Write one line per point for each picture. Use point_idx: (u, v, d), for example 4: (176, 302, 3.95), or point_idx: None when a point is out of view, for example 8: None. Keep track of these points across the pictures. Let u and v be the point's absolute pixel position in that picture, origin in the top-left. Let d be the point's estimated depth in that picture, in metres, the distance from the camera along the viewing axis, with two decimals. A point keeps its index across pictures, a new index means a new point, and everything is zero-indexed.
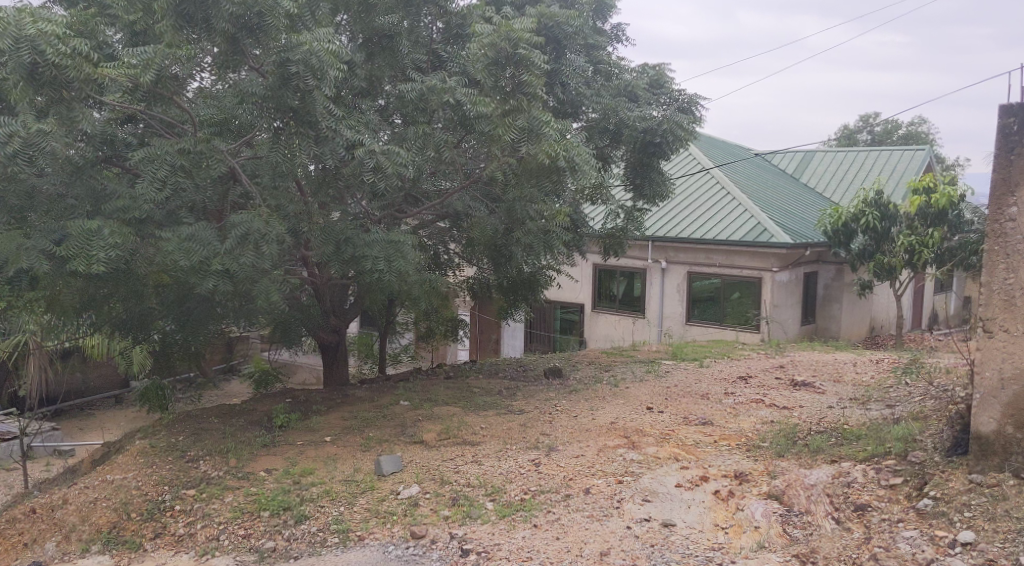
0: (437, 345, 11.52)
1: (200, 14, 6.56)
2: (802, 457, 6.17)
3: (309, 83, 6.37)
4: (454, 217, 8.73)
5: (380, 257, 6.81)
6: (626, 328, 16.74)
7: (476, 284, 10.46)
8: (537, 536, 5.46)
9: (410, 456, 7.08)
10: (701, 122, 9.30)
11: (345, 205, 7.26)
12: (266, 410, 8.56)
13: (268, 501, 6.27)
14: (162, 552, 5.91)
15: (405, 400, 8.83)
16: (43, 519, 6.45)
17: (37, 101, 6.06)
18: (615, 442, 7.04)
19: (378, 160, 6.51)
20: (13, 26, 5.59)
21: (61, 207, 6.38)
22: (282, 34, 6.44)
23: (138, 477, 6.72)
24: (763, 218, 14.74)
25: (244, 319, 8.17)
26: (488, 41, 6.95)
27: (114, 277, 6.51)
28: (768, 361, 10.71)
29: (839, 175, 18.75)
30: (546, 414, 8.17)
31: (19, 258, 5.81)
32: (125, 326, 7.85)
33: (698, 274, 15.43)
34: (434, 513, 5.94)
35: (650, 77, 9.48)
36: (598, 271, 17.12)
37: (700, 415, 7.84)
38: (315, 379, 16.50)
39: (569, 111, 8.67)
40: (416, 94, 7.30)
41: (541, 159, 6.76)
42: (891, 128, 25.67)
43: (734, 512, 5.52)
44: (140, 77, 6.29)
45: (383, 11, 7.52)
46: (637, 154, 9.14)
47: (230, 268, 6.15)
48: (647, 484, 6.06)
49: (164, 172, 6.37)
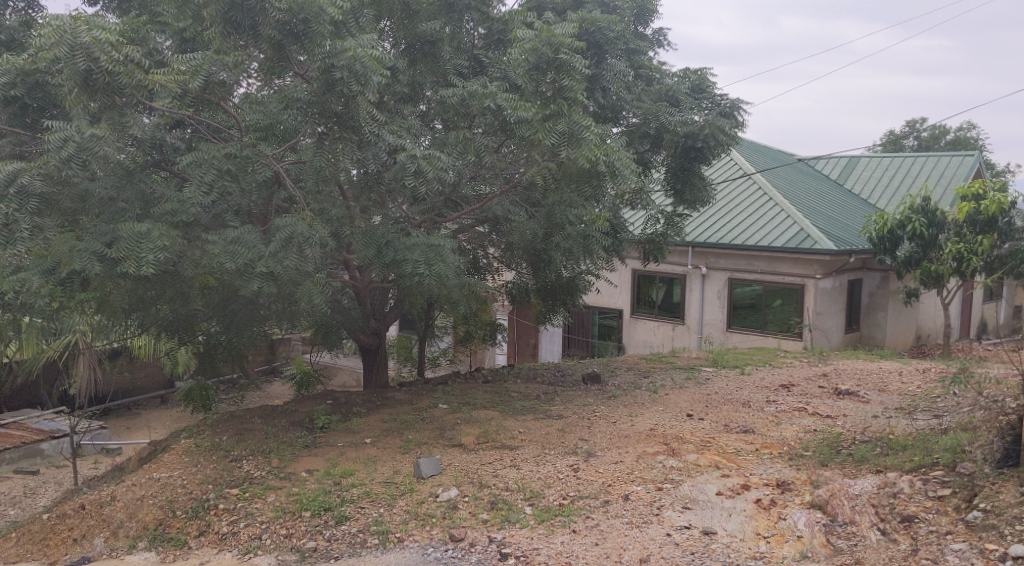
0: (476, 349, 11.52)
1: (248, 20, 6.64)
2: (846, 466, 6.11)
3: (353, 89, 6.52)
4: (494, 221, 8.69)
5: (421, 261, 6.89)
6: (665, 335, 16.62)
7: (515, 288, 10.44)
8: (575, 541, 5.46)
9: (449, 458, 7.11)
10: (744, 127, 9.10)
11: (386, 210, 7.33)
12: (308, 411, 8.67)
13: (310, 500, 6.36)
14: (206, 550, 6.00)
15: (444, 403, 8.86)
16: (92, 515, 6.59)
17: (90, 106, 6.26)
18: (654, 449, 7.01)
19: (420, 164, 6.57)
20: (69, 34, 5.88)
21: (112, 210, 6.44)
22: (327, 40, 6.58)
23: (183, 476, 6.88)
24: (807, 224, 14.50)
25: (287, 322, 8.23)
26: (529, 46, 7.03)
27: (163, 278, 6.65)
28: (811, 370, 10.56)
29: (884, 182, 18.43)
30: (585, 419, 8.15)
31: (71, 259, 5.99)
32: (173, 326, 8.01)
33: (740, 280, 15.26)
34: (473, 516, 5.98)
35: (691, 81, 9.32)
36: (637, 276, 17.06)
37: (742, 423, 7.76)
38: (356, 381, 16.63)
39: (610, 115, 8.57)
40: (457, 99, 7.32)
41: (582, 163, 6.80)
42: (940, 133, 25.14)
43: (776, 521, 5.46)
44: (189, 83, 6.44)
45: (426, 17, 7.61)
46: (678, 159, 9.04)
47: (275, 270, 6.26)
48: (687, 491, 6.02)
49: (211, 176, 6.52)
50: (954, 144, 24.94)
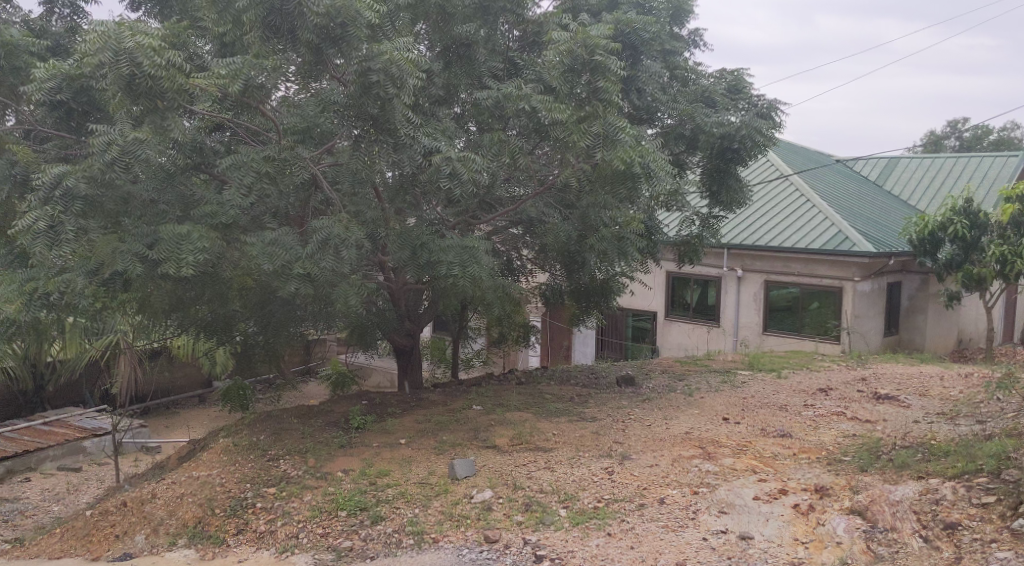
0: (509, 350, 11.54)
1: (287, 24, 6.68)
2: (886, 472, 6.02)
3: (389, 92, 6.60)
4: (528, 223, 8.70)
5: (456, 262, 6.92)
6: (700, 337, 16.50)
7: (548, 289, 10.43)
8: (611, 544, 5.44)
9: (484, 460, 7.12)
10: (781, 128, 8.98)
11: (421, 211, 7.42)
12: (343, 411, 8.74)
13: (346, 500, 6.41)
14: (244, 548, 6.07)
15: (478, 405, 8.87)
16: (133, 512, 6.70)
17: (133, 111, 6.38)
18: (690, 453, 6.95)
19: (455, 166, 6.60)
20: (113, 40, 5.97)
21: (153, 212, 6.56)
22: (364, 43, 6.60)
23: (221, 475, 6.97)
24: (845, 226, 14.32)
25: (323, 322, 8.30)
26: (565, 48, 7.02)
27: (203, 279, 6.75)
28: (850, 373, 10.41)
29: (923, 183, 18.14)
30: (619, 422, 8.11)
31: (114, 261, 6.10)
32: (212, 327, 8.13)
33: (776, 282, 15.10)
34: (508, 517, 5.98)
35: (727, 82, 9.26)
36: (671, 278, 16.96)
37: (779, 427, 7.67)
38: (390, 381, 16.75)
39: (645, 117, 8.50)
40: (492, 102, 7.32)
41: (617, 165, 6.78)
42: (982, 133, 24.67)
43: (814, 526, 5.40)
44: (229, 87, 6.53)
45: (461, 20, 7.64)
46: (715, 161, 8.97)
47: (312, 272, 6.32)
48: (724, 495, 5.96)
49: (250, 178, 6.60)
50: (997, 145, 24.47)
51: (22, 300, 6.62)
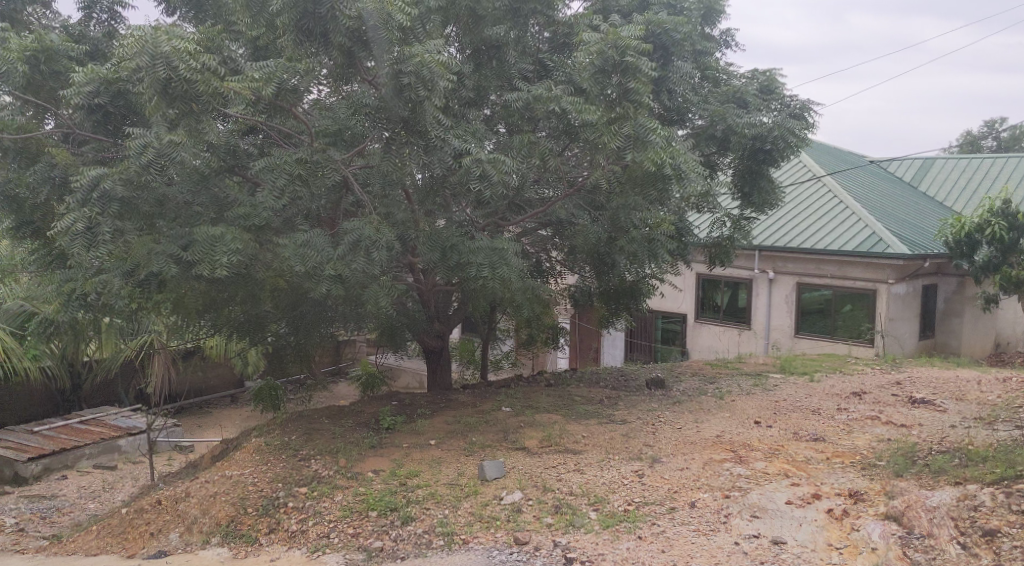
0: (538, 352, 11.53)
1: (320, 28, 6.75)
2: (922, 477, 5.93)
3: (420, 94, 6.63)
4: (557, 225, 8.70)
5: (485, 264, 6.93)
6: (731, 340, 16.38)
7: (577, 291, 10.41)
8: (641, 548, 5.41)
9: (513, 461, 7.12)
10: (814, 129, 8.94)
11: (450, 213, 7.47)
12: (373, 412, 8.79)
13: (376, 500, 6.45)
14: (276, 547, 6.12)
15: (507, 406, 8.88)
16: (168, 511, 6.79)
17: (169, 114, 6.46)
18: (721, 456, 6.90)
19: (485, 167, 6.61)
20: (150, 44, 6.07)
21: (188, 214, 6.65)
22: (395, 45, 6.65)
23: (253, 474, 7.04)
24: (879, 228, 14.13)
25: (354, 323, 8.36)
26: (596, 49, 7.00)
27: (236, 280, 6.82)
28: (884, 377, 10.27)
29: (957, 184, 17.87)
30: (649, 424, 8.08)
31: (150, 262, 6.19)
32: (245, 328, 8.21)
33: (809, 285, 14.93)
34: (538, 520, 5.98)
35: (760, 83, 9.17)
36: (702, 280, 16.87)
37: (812, 431, 7.59)
38: (419, 382, 16.84)
39: (675, 119, 8.47)
40: (522, 104, 7.36)
41: (648, 166, 6.75)
42: (1019, 134, 24.23)
43: (848, 532, 5.34)
44: (263, 90, 6.58)
45: (492, 22, 7.65)
46: (747, 161, 8.92)
47: (343, 273, 6.37)
48: (756, 499, 5.91)
49: (283, 181, 6.60)
50: None
51: (60, 300, 6.75)
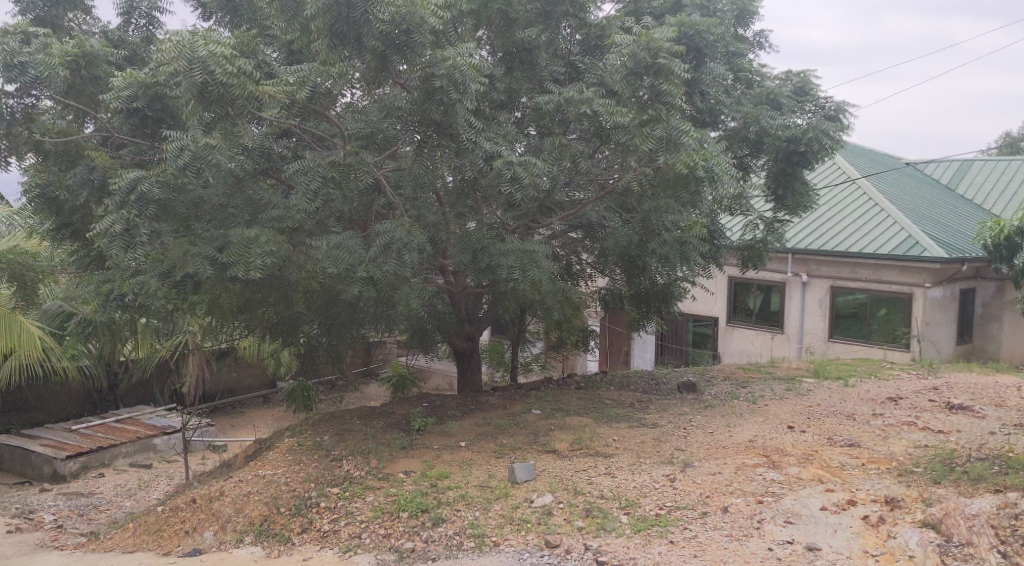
0: (568, 355, 11.51)
1: (354, 31, 6.73)
2: (961, 485, 5.83)
3: (452, 97, 6.65)
4: (588, 227, 8.69)
5: (516, 266, 6.95)
6: (764, 344, 16.24)
7: (607, 293, 10.39)
8: (673, 553, 5.37)
9: (543, 464, 7.12)
10: (850, 131, 8.80)
11: (481, 216, 7.50)
12: (404, 413, 8.83)
13: (407, 501, 6.48)
14: (308, 547, 6.16)
15: (537, 409, 8.87)
16: (202, 509, 6.87)
17: (205, 117, 6.55)
18: (754, 461, 6.84)
19: (516, 170, 6.62)
20: (188, 49, 6.16)
21: (223, 216, 6.73)
22: (427, 49, 6.70)
23: (286, 474, 7.11)
24: (916, 231, 13.92)
25: (385, 325, 8.41)
26: (627, 51, 6.98)
27: (270, 282, 6.89)
28: (920, 383, 10.10)
29: (995, 187, 17.54)
30: (680, 428, 8.03)
31: (186, 264, 6.28)
32: (278, 329, 8.30)
33: (843, 288, 14.75)
34: (569, 522, 5.96)
35: (794, 84, 9.08)
36: (734, 283, 16.76)
37: (847, 436, 7.49)
38: (449, 384, 16.89)
39: (708, 120, 8.49)
40: (553, 106, 7.36)
41: (680, 169, 6.71)
42: None
43: (884, 539, 5.26)
44: (297, 94, 6.64)
45: (524, 25, 7.68)
46: (781, 164, 8.77)
47: (375, 275, 6.41)
48: (790, 505, 5.84)
49: (316, 184, 6.67)
50: None
51: (98, 301, 6.87)
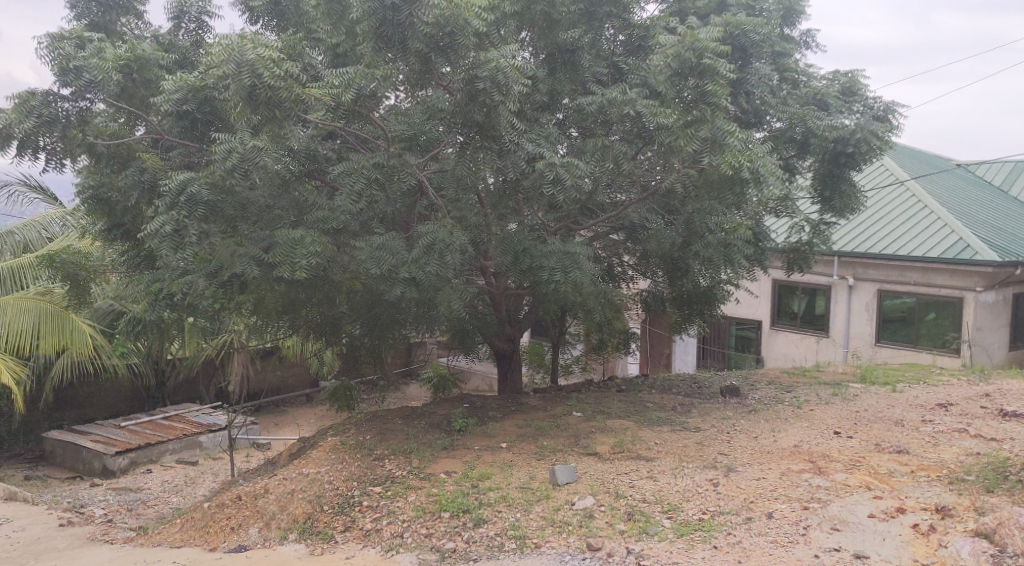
0: (608, 357, 11.47)
1: (399, 34, 6.72)
2: (1014, 494, 5.69)
3: (495, 99, 6.65)
4: (630, 229, 8.64)
5: (557, 268, 6.94)
6: (808, 348, 16.02)
7: (650, 296, 10.34)
8: (716, 558, 5.32)
9: (585, 466, 7.09)
10: (899, 131, 8.64)
11: (522, 217, 7.51)
12: (445, 413, 8.86)
13: (448, 501, 6.50)
14: (350, 545, 6.21)
15: (578, 411, 8.84)
16: (247, 506, 6.97)
17: (253, 120, 6.64)
18: (800, 467, 6.74)
19: (558, 171, 6.61)
20: (236, 53, 6.23)
21: (269, 217, 6.83)
22: (471, 51, 6.72)
23: (329, 472, 7.18)
24: (966, 234, 13.62)
25: (427, 325, 8.45)
26: (672, 52, 6.92)
27: (315, 282, 6.97)
28: (971, 389, 9.86)
29: None
30: (724, 433, 7.94)
31: (233, 264, 6.38)
32: (322, 329, 8.39)
33: (890, 292, 14.49)
34: (610, 526, 5.93)
35: (842, 84, 8.95)
36: (778, 287, 16.56)
37: (895, 442, 7.35)
38: (489, 386, 16.92)
39: (753, 120, 8.33)
40: (596, 107, 7.36)
41: (725, 170, 6.62)
42: None
43: (935, 548, 5.15)
44: (343, 96, 6.73)
45: (567, 26, 7.68)
46: (827, 165, 8.63)
47: (417, 276, 6.44)
48: (837, 511, 5.74)
49: (361, 185, 6.76)
50: None
51: (149, 299, 7.05)
